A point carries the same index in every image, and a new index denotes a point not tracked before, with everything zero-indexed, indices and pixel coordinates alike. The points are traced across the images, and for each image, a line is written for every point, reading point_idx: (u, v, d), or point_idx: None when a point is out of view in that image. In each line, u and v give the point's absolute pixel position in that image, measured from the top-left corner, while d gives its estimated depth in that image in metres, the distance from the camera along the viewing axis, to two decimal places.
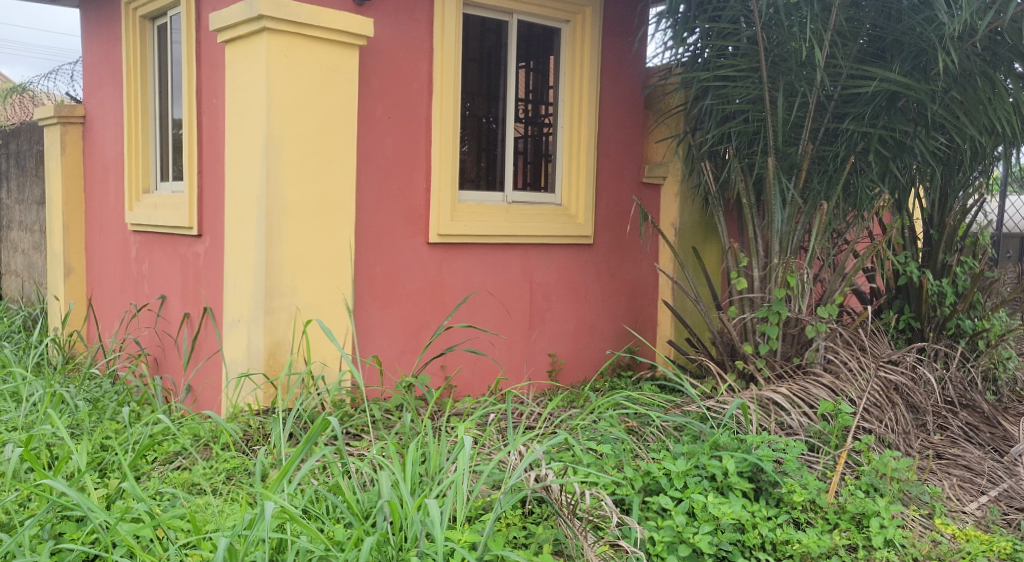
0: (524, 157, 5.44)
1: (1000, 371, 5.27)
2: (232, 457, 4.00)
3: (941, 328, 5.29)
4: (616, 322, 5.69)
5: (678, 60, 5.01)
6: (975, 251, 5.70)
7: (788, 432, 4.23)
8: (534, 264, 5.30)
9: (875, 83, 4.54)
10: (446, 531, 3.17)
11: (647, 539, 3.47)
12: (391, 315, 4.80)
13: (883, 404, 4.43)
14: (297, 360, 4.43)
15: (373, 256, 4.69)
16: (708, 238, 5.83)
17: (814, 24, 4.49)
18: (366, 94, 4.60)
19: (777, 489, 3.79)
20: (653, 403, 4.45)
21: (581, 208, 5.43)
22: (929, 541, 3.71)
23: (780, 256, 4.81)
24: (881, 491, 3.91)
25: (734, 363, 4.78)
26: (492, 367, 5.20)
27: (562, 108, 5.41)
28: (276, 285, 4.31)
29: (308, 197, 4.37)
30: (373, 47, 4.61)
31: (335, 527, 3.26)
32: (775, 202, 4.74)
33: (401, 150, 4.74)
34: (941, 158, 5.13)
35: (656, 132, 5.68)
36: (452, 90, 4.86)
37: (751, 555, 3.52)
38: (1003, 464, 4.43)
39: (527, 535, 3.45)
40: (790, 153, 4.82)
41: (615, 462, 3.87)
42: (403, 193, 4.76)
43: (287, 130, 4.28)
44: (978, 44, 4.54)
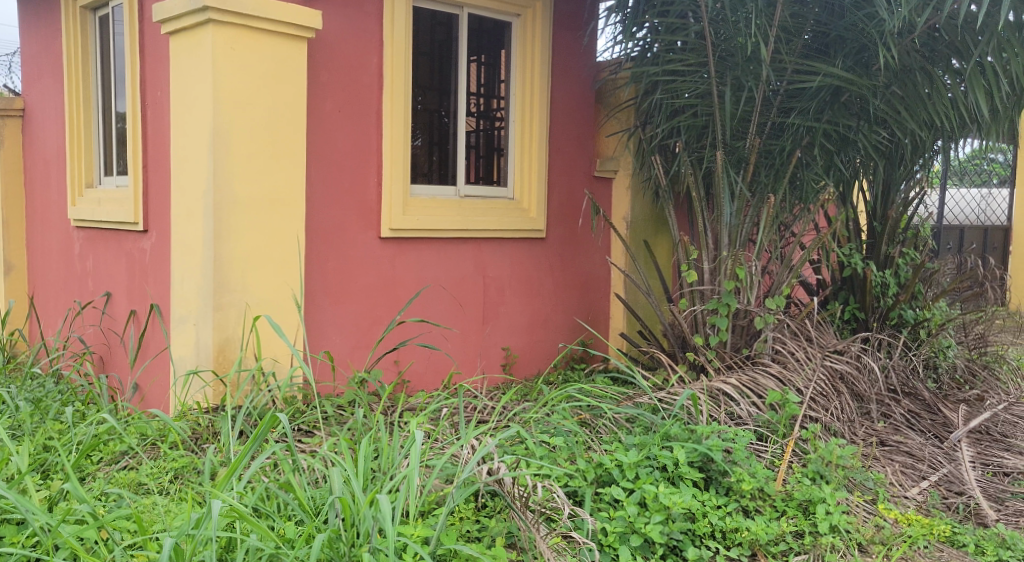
0: (476, 152, 5.40)
1: (940, 359, 5.40)
2: (180, 456, 3.92)
3: (885, 318, 5.44)
4: (569, 315, 5.72)
5: (627, 55, 5.06)
6: (917, 243, 5.85)
7: (737, 422, 4.29)
8: (487, 258, 5.30)
9: (819, 79, 4.62)
10: (398, 526, 3.16)
11: (599, 530, 3.50)
12: (343, 310, 4.76)
13: (828, 393, 4.53)
14: (247, 357, 4.37)
15: (325, 250, 4.65)
16: (660, 231, 5.90)
17: (758, 20, 4.56)
18: (315, 88, 4.55)
19: (727, 478, 3.83)
20: (606, 395, 4.49)
21: (534, 202, 5.44)
22: (873, 526, 3.81)
23: (729, 249, 4.88)
24: (827, 479, 3.98)
25: (685, 355, 4.84)
26: (445, 362, 5.19)
27: (513, 103, 5.42)
28: (225, 281, 4.24)
29: (259, 193, 4.31)
30: (322, 39, 4.56)
31: (285, 525, 3.21)
32: (723, 196, 4.82)
33: (353, 145, 4.70)
34: (883, 152, 5.28)
35: (607, 126, 5.72)
36: (403, 84, 4.83)
37: (701, 544, 3.59)
38: (943, 450, 4.54)
39: (480, 528, 3.45)
40: (738, 147, 4.91)
41: (568, 454, 3.89)
42: (355, 188, 4.73)
43: (236, 125, 4.21)
44: (917, 41, 4.59)
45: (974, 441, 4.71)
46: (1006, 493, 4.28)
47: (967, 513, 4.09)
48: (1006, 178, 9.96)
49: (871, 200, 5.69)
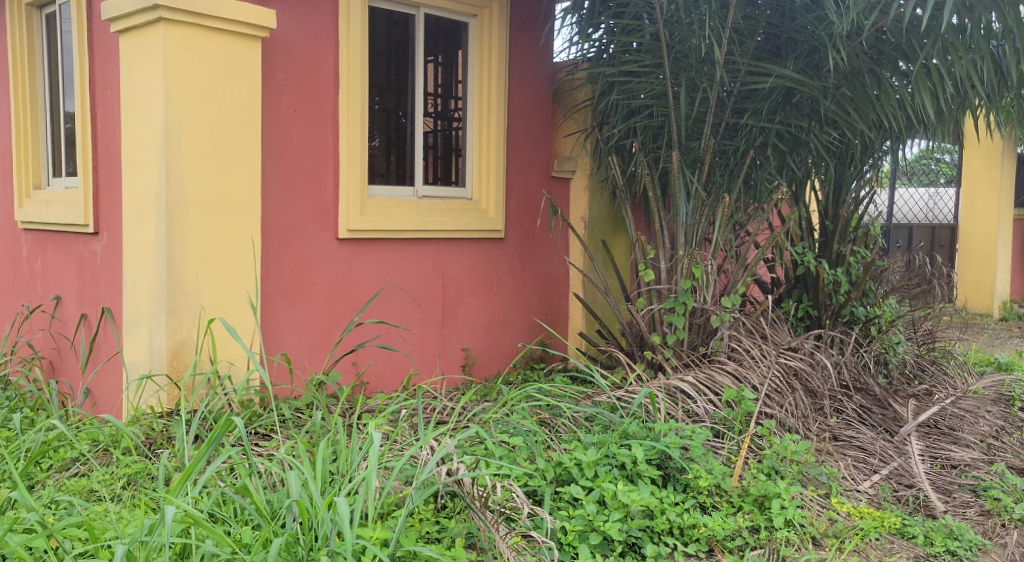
0: (434, 152, 5.40)
1: (890, 355, 5.51)
2: (133, 462, 3.82)
3: (837, 315, 5.57)
4: (527, 315, 5.73)
5: (583, 56, 5.11)
6: (867, 241, 5.98)
7: (694, 419, 4.33)
8: (445, 259, 5.28)
9: (772, 80, 4.68)
10: (356, 529, 3.06)
11: (558, 529, 3.48)
12: (300, 312, 4.71)
13: (783, 390, 4.60)
14: (202, 360, 4.28)
15: (282, 252, 4.60)
16: (617, 231, 5.96)
17: (712, 23, 4.61)
18: (271, 88, 4.49)
19: (684, 475, 3.88)
20: (565, 394, 4.50)
21: (492, 202, 5.44)
22: (826, 520, 3.88)
23: (686, 248, 4.94)
24: (781, 474, 4.06)
25: (643, 353, 4.89)
26: (404, 363, 5.16)
27: (470, 104, 5.42)
28: (179, 283, 4.16)
29: (214, 193, 4.24)
30: (277, 39, 4.50)
31: (242, 530, 3.11)
32: (679, 195, 4.88)
33: (310, 145, 4.65)
34: (834, 152, 5.43)
35: (564, 127, 5.75)
36: (359, 84, 4.79)
37: (659, 541, 3.60)
38: (894, 444, 4.64)
39: (440, 530, 3.43)
40: (693, 147, 4.96)
41: (528, 454, 3.88)
42: (312, 189, 4.68)
43: (189, 125, 4.13)
44: (865, 43, 4.67)
45: (923, 434, 4.83)
46: (953, 485, 4.39)
47: (916, 505, 4.19)
48: (952, 178, 10.36)
49: (823, 200, 5.80)
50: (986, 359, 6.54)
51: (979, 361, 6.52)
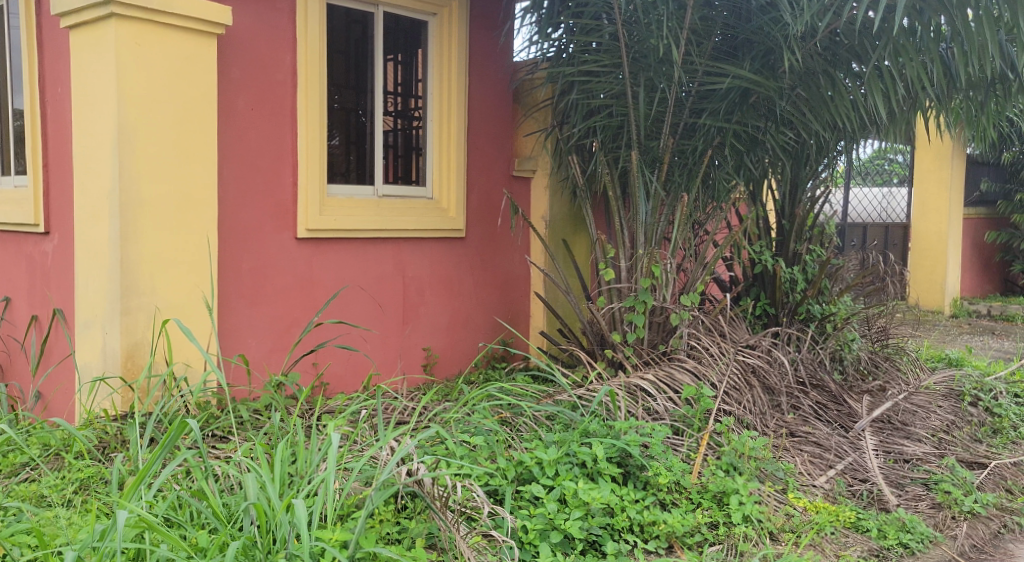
0: (394, 151, 5.38)
1: (845, 352, 5.55)
2: (85, 466, 3.74)
3: (794, 313, 5.65)
4: (488, 314, 5.73)
5: (543, 55, 5.13)
6: (823, 240, 6.06)
7: (654, 417, 4.36)
8: (406, 258, 5.27)
9: (729, 80, 4.73)
10: (315, 531, 3.04)
11: (519, 528, 3.48)
12: (259, 313, 4.67)
13: (741, 387, 4.65)
14: (157, 362, 4.22)
15: (240, 252, 4.56)
16: (578, 230, 6.00)
17: (671, 23, 4.65)
18: (227, 86, 4.44)
19: (644, 472, 3.89)
20: (526, 394, 4.50)
21: (453, 202, 5.44)
22: (782, 515, 3.93)
23: (645, 247, 4.95)
24: (739, 470, 4.10)
25: (604, 352, 4.92)
26: (364, 363, 5.14)
27: (430, 103, 5.41)
28: (133, 284, 4.10)
29: (170, 193, 4.18)
30: (233, 36, 4.45)
31: (197, 534, 3.06)
32: (639, 195, 4.92)
33: (268, 143, 4.61)
34: (790, 152, 5.50)
35: (525, 126, 5.76)
36: (317, 82, 4.76)
37: (619, 538, 3.63)
38: (849, 439, 4.71)
39: (400, 530, 3.40)
40: (652, 147, 5.01)
41: (489, 453, 3.87)
42: (270, 189, 4.64)
43: (143, 123, 4.08)
44: (819, 44, 4.73)
45: (876, 430, 4.90)
46: (906, 479, 4.46)
47: (870, 499, 4.26)
48: (905, 178, 10.57)
49: (780, 199, 5.88)
50: (937, 355, 6.68)
51: (931, 358, 6.65)
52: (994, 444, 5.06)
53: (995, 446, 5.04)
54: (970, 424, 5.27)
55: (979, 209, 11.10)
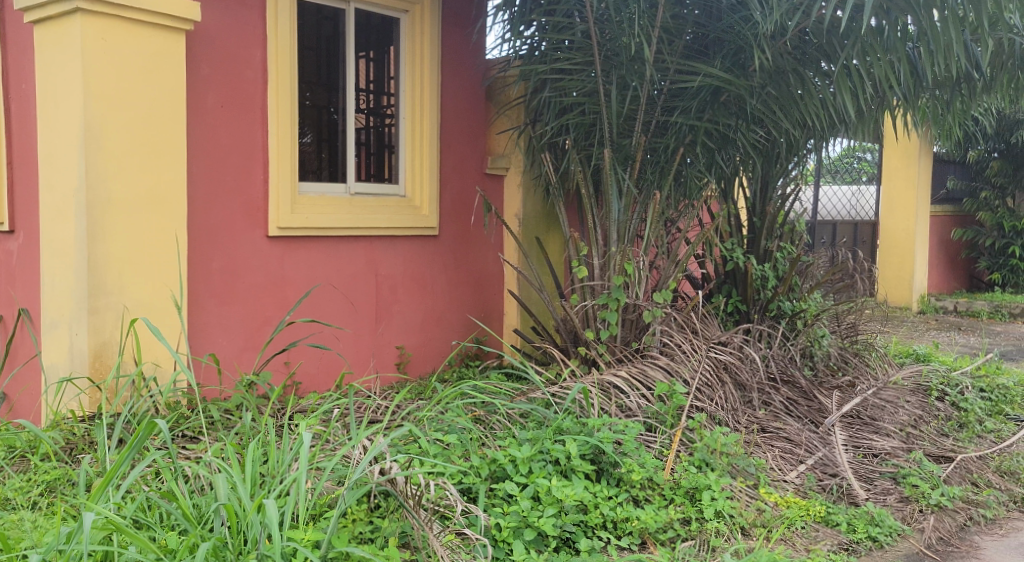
0: (367, 149, 5.37)
1: (816, 348, 5.63)
2: (52, 468, 3.69)
3: (765, 310, 5.71)
4: (462, 312, 5.73)
5: (516, 52, 5.11)
6: (793, 237, 6.11)
7: (627, 413, 4.38)
8: (379, 256, 5.25)
9: (699, 79, 4.75)
10: (287, 531, 3.02)
11: (492, 525, 3.48)
12: (229, 312, 4.63)
13: (713, 383, 4.69)
14: (125, 362, 4.17)
15: (210, 250, 4.52)
16: (551, 228, 6.01)
17: (643, 21, 4.67)
18: (196, 83, 4.41)
19: (617, 469, 3.91)
20: (500, 391, 4.48)
21: (425, 199, 5.43)
22: (754, 510, 3.95)
23: (619, 245, 4.98)
24: (711, 466, 4.13)
25: (577, 349, 4.93)
26: (337, 361, 5.12)
27: (402, 100, 5.39)
28: (100, 283, 4.05)
29: (138, 191, 4.14)
30: (202, 32, 4.42)
31: (166, 536, 3.02)
32: (611, 193, 4.94)
33: (238, 141, 4.58)
34: (760, 150, 5.55)
35: (497, 124, 5.76)
36: (288, 79, 4.74)
37: (593, 535, 3.63)
38: (819, 434, 4.76)
39: (373, 530, 3.38)
40: (624, 145, 5.03)
41: (462, 452, 3.86)
42: (240, 187, 4.61)
43: (110, 119, 4.03)
44: (789, 43, 4.76)
45: (846, 425, 4.96)
46: (875, 473, 4.50)
47: (840, 493, 4.29)
48: (874, 176, 10.62)
49: (751, 196, 5.88)
50: (904, 351, 6.76)
51: (899, 353, 6.73)
52: (961, 438, 5.11)
53: (962, 440, 5.09)
54: (937, 418, 5.34)
55: (946, 206, 11.26)
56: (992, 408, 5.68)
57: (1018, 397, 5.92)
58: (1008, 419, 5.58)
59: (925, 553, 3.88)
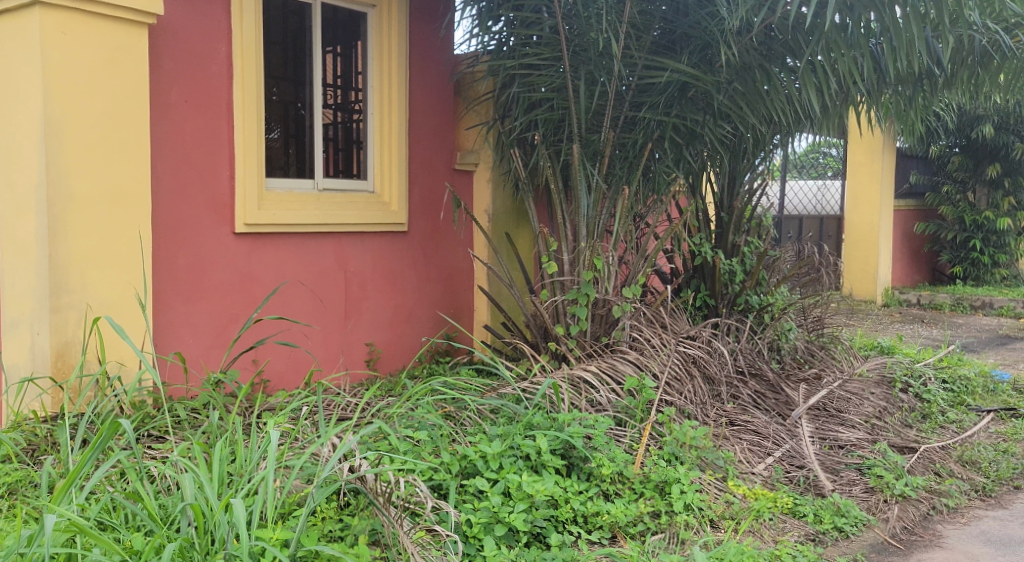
0: (335, 144, 5.35)
1: (783, 342, 5.71)
2: (14, 469, 3.63)
3: (733, 304, 5.75)
4: (432, 309, 5.72)
5: (484, 48, 5.13)
6: (760, 232, 6.17)
7: (597, 408, 4.40)
8: (347, 253, 5.23)
9: (667, 74, 4.76)
10: (255, 531, 3.00)
11: (463, 522, 3.49)
12: (195, 309, 4.59)
13: (682, 377, 4.71)
14: (89, 361, 4.12)
15: (175, 248, 4.48)
16: (520, 223, 6.01)
17: (610, 17, 4.68)
18: (160, 78, 4.36)
19: (587, 464, 3.93)
20: (470, 387, 4.47)
21: (394, 195, 5.41)
22: (723, 503, 3.98)
23: (588, 241, 5.00)
24: (681, 459, 4.16)
25: (548, 345, 4.93)
26: (305, 359, 5.09)
27: (371, 95, 5.37)
28: (62, 281, 3.99)
29: (101, 187, 4.09)
30: (164, 26, 4.37)
31: (132, 537, 2.98)
32: (581, 188, 4.94)
33: (204, 137, 4.54)
34: (728, 146, 5.57)
35: (466, 119, 5.75)
36: (254, 74, 4.70)
37: (563, 530, 3.65)
38: (786, 427, 4.80)
39: (343, 527, 3.35)
40: (593, 140, 5.04)
41: (432, 448, 3.84)
42: (206, 183, 4.57)
43: (71, 114, 3.98)
44: (754, 39, 4.78)
45: (812, 417, 5.00)
46: (840, 464, 4.56)
47: (806, 485, 4.34)
48: (839, 171, 10.72)
49: (718, 192, 5.94)
50: (869, 343, 6.83)
51: (864, 346, 6.81)
52: (923, 429, 5.20)
53: (924, 431, 5.18)
54: (900, 409, 5.42)
55: (908, 201, 11.33)
56: (954, 398, 5.76)
57: (979, 387, 6.01)
58: (970, 409, 5.65)
59: (889, 542, 3.92)
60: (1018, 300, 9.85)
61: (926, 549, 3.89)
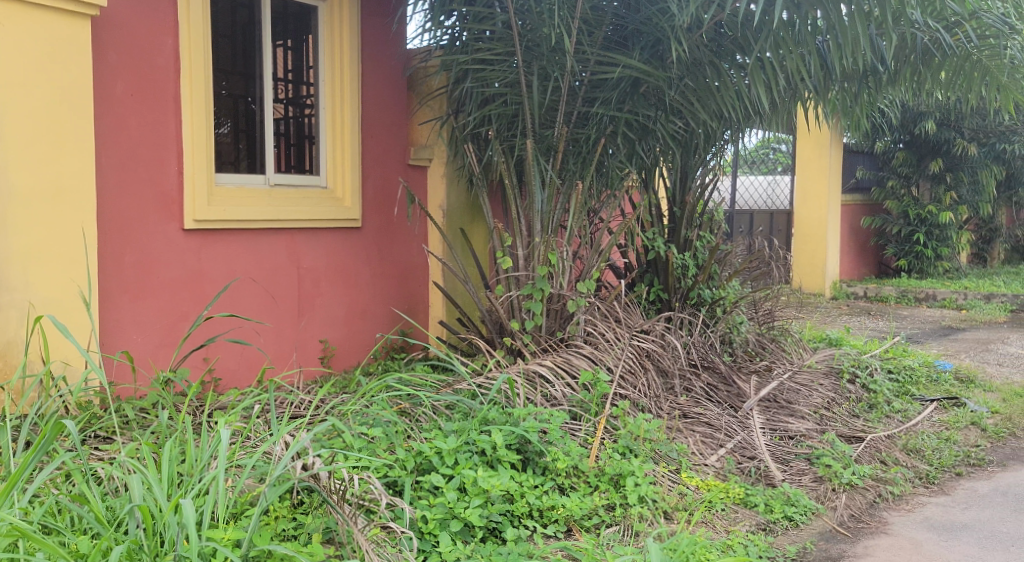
0: (286, 140, 5.31)
1: (734, 335, 5.81)
2: None
3: (686, 298, 5.81)
4: (386, 305, 5.69)
5: (437, 43, 5.11)
6: (712, 226, 6.24)
7: (553, 403, 4.41)
8: (300, 249, 5.18)
9: (619, 70, 4.77)
10: (206, 531, 2.95)
11: (418, 518, 3.47)
12: (143, 307, 4.52)
13: (636, 371, 4.76)
14: (33, 361, 4.04)
15: (122, 244, 4.40)
16: (475, 219, 6.00)
17: (562, 12, 4.68)
18: (103, 72, 4.28)
19: (542, 458, 3.94)
20: (425, 383, 4.46)
21: (347, 191, 5.38)
22: (676, 494, 4.02)
23: (542, 236, 5.00)
24: (635, 452, 4.20)
25: (503, 340, 4.94)
26: (257, 357, 5.04)
27: (322, 90, 5.33)
28: (4, 279, 3.91)
29: (44, 183, 4.01)
30: (108, 18, 4.29)
31: (77, 540, 2.93)
32: (535, 183, 4.94)
33: (150, 131, 4.47)
34: (680, 142, 5.61)
35: (420, 114, 5.73)
36: (201, 68, 4.63)
37: (519, 524, 3.65)
38: (737, 419, 4.86)
39: (296, 526, 3.33)
40: (546, 135, 5.05)
41: (388, 445, 3.82)
42: (153, 178, 4.50)
43: (10, 109, 3.89)
44: (705, 35, 4.82)
45: (763, 409, 5.06)
46: (790, 454, 4.63)
47: (757, 475, 4.39)
48: (789, 167, 10.87)
49: (671, 186, 6.01)
50: (818, 336, 6.94)
51: (813, 338, 6.92)
52: (870, 419, 5.30)
53: (871, 421, 5.27)
54: (848, 400, 5.51)
55: (856, 195, 11.52)
56: (898, 389, 5.88)
57: (922, 378, 6.15)
58: (914, 399, 5.77)
59: (837, 530, 3.99)
60: (959, 292, 10.11)
61: (873, 536, 3.95)
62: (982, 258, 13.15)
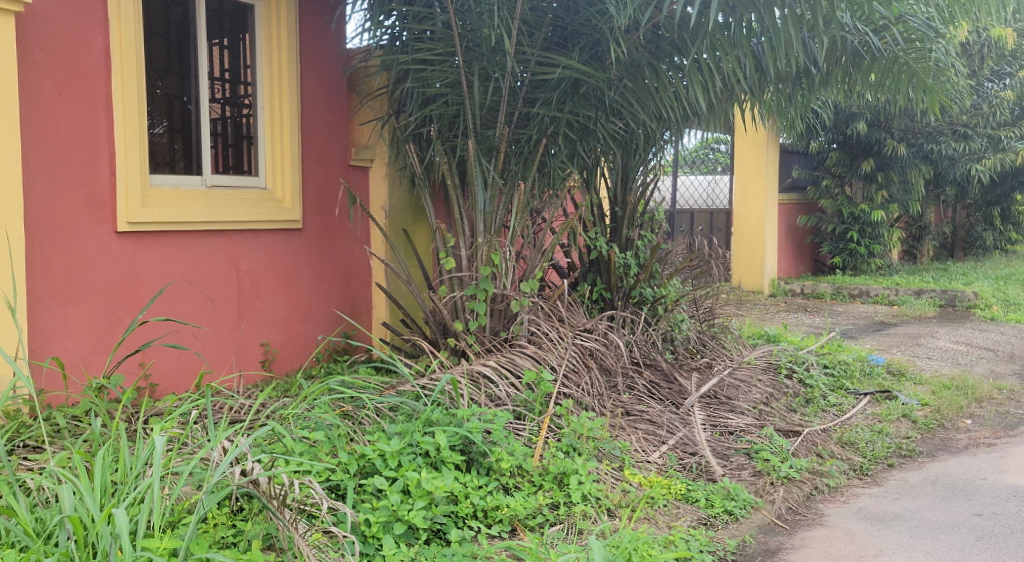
0: (224, 139, 5.25)
1: (676, 332, 5.93)
2: None
3: (628, 297, 5.86)
4: (328, 307, 5.64)
5: (377, 43, 5.05)
6: (653, 225, 6.29)
7: (497, 403, 4.41)
8: (239, 251, 5.11)
9: (559, 71, 4.79)
10: (141, 541, 2.89)
11: (361, 522, 3.43)
12: (75, 312, 4.42)
13: (580, 369, 4.79)
14: None
15: (52, 248, 4.30)
16: (418, 219, 5.97)
17: (501, 13, 4.69)
18: (30, 70, 4.17)
19: (486, 458, 3.94)
20: (368, 385, 4.43)
21: (287, 192, 5.32)
22: (619, 491, 4.04)
23: (485, 236, 5.00)
24: (579, 450, 4.22)
25: (447, 341, 4.93)
26: (195, 361, 4.96)
27: (260, 90, 5.27)
28: None
29: None
30: (34, 15, 4.18)
31: (6, 553, 2.84)
32: (477, 184, 4.94)
33: (80, 131, 4.37)
34: (620, 142, 5.64)
35: (361, 114, 5.69)
36: (133, 66, 4.54)
37: (463, 525, 3.65)
38: (679, 415, 4.92)
39: (236, 533, 3.29)
40: (488, 136, 5.05)
41: (330, 448, 3.78)
42: (84, 180, 4.39)
43: None
44: (643, 37, 4.85)
45: (704, 405, 5.13)
46: (730, 450, 4.68)
47: (698, 471, 4.44)
48: (728, 166, 11.03)
49: (613, 186, 6.05)
50: (756, 333, 7.04)
51: (752, 335, 7.02)
52: (807, 413, 5.39)
53: (808, 415, 5.37)
54: (786, 395, 5.61)
55: (793, 195, 11.74)
56: (834, 383, 5.99)
57: (857, 372, 6.27)
58: (849, 393, 5.88)
59: (775, 523, 4.06)
60: (891, 289, 10.34)
61: (810, 528, 4.03)
62: (913, 255, 13.47)
